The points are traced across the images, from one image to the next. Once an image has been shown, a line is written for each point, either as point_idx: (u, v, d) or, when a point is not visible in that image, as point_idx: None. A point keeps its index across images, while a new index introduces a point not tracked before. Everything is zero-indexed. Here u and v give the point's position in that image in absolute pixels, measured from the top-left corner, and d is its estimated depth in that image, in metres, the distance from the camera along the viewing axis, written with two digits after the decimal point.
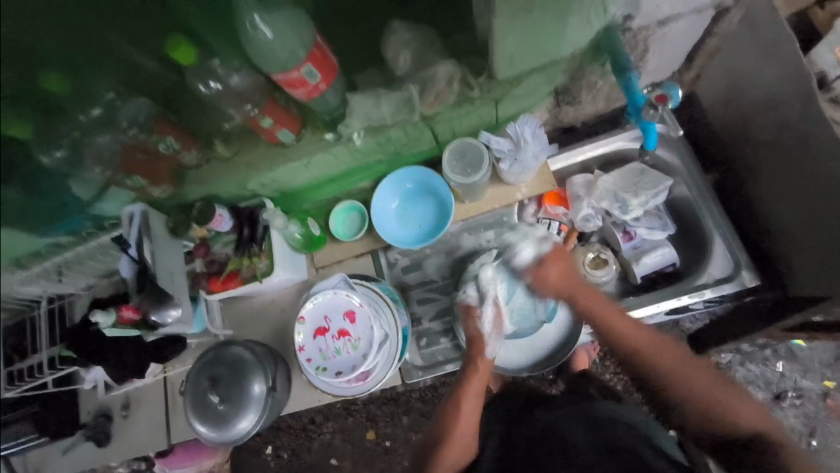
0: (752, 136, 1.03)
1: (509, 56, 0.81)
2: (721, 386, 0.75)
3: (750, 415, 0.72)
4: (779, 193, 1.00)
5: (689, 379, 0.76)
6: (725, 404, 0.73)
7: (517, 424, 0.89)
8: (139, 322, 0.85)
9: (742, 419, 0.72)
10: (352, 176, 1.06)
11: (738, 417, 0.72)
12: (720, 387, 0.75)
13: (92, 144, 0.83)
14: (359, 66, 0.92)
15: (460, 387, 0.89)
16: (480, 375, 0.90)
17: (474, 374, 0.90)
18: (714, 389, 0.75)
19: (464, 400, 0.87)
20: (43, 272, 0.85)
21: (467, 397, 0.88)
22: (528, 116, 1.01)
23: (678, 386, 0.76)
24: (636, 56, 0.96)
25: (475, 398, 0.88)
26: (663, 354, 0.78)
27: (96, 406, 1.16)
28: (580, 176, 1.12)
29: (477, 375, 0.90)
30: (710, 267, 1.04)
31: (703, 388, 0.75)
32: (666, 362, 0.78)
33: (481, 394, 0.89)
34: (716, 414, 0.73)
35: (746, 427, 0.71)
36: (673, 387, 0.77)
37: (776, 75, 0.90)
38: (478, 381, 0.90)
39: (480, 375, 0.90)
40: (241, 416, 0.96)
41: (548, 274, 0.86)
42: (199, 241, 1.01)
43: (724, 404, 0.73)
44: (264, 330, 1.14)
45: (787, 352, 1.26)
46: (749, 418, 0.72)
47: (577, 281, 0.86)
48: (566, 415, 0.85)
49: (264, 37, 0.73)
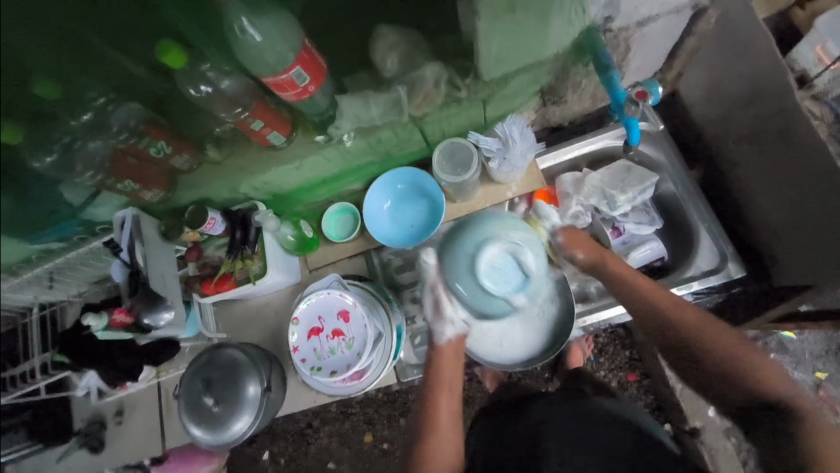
0: (733, 132, 1.06)
1: (494, 56, 0.82)
2: (749, 349, 0.74)
3: (778, 381, 0.71)
4: (760, 187, 1.03)
5: (716, 340, 0.77)
6: (747, 365, 0.73)
7: (504, 419, 0.88)
8: (131, 325, 0.84)
9: (764, 375, 0.72)
10: (343, 177, 1.07)
11: (759, 376, 0.72)
12: (751, 356, 0.74)
13: (83, 149, 0.82)
14: (347, 69, 0.93)
15: (433, 379, 0.90)
16: (449, 366, 0.91)
17: (444, 365, 0.91)
18: (741, 353, 0.74)
19: (440, 392, 0.88)
20: (35, 277, 0.87)
21: (441, 389, 0.88)
22: (516, 116, 1.03)
23: (706, 352, 0.76)
24: (618, 56, 0.99)
25: (449, 387, 0.89)
26: (691, 315, 0.80)
27: (90, 413, 1.15)
28: (569, 175, 1.14)
29: (449, 364, 0.91)
30: (696, 261, 1.07)
31: (730, 347, 0.75)
32: (693, 324, 0.79)
33: (455, 385, 0.90)
34: (740, 376, 0.73)
35: (772, 394, 0.70)
36: (699, 352, 0.77)
37: (754, 71, 0.92)
38: (449, 371, 0.91)
39: (451, 366, 0.91)
40: (234, 418, 0.97)
41: (575, 247, 0.93)
42: (191, 245, 1.02)
43: (752, 369, 0.73)
44: (259, 333, 1.15)
45: (778, 344, 1.28)
46: (773, 384, 0.71)
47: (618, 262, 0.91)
48: (558, 412, 0.85)
49: (252, 40, 0.74)
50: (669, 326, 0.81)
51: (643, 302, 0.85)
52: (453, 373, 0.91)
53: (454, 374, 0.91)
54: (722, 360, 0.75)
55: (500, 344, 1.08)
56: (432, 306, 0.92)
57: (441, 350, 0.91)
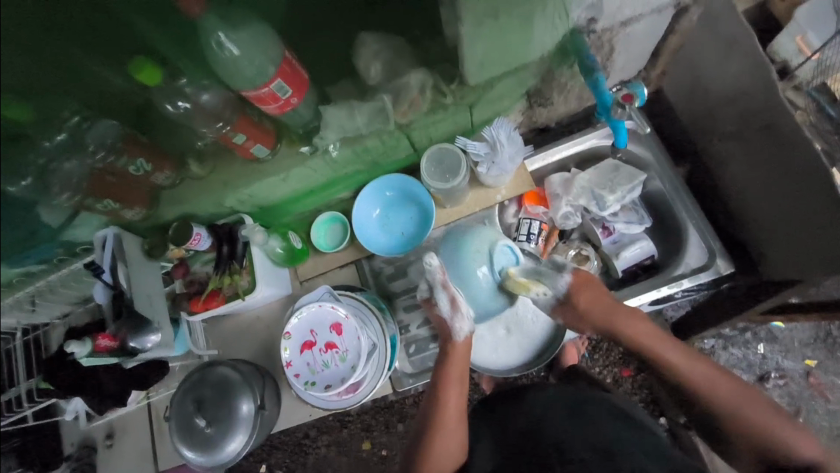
0: (717, 129, 1.06)
1: (479, 61, 0.81)
2: (772, 414, 0.74)
3: (808, 447, 0.71)
4: (744, 182, 1.04)
5: (745, 404, 0.75)
6: (780, 435, 0.72)
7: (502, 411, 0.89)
8: (117, 350, 0.81)
9: (799, 444, 0.71)
10: (330, 187, 1.06)
11: (791, 444, 0.72)
12: (773, 417, 0.74)
13: (59, 171, 0.77)
14: (330, 78, 0.91)
15: (441, 374, 0.88)
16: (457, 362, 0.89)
17: (457, 360, 0.89)
18: (775, 423, 0.73)
19: (447, 384, 0.87)
20: (16, 302, 0.84)
21: (450, 383, 0.86)
22: (503, 119, 1.02)
23: (738, 422, 0.75)
24: (602, 57, 0.99)
25: (458, 382, 0.87)
26: (722, 385, 0.77)
27: (79, 438, 1.12)
28: (557, 175, 1.13)
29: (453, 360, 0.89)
30: (686, 257, 1.07)
31: (756, 414, 0.74)
32: (724, 390, 0.77)
33: (462, 376, 0.88)
34: (770, 443, 0.73)
35: (803, 458, 0.71)
36: (730, 420, 0.76)
37: (737, 68, 0.93)
38: (459, 366, 0.89)
39: (459, 358, 0.89)
40: (228, 438, 0.95)
41: (584, 300, 0.88)
42: (178, 261, 0.99)
43: (777, 433, 0.73)
44: (250, 347, 1.13)
45: (768, 334, 1.30)
46: (807, 452, 0.71)
47: (630, 317, 0.85)
48: (554, 406, 0.85)
49: (230, 55, 0.72)
50: (686, 387, 0.79)
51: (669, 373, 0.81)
52: (460, 367, 0.89)
53: (464, 367, 0.89)
54: (749, 428, 0.74)
55: (495, 349, 1.08)
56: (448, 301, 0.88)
57: (456, 346, 0.89)
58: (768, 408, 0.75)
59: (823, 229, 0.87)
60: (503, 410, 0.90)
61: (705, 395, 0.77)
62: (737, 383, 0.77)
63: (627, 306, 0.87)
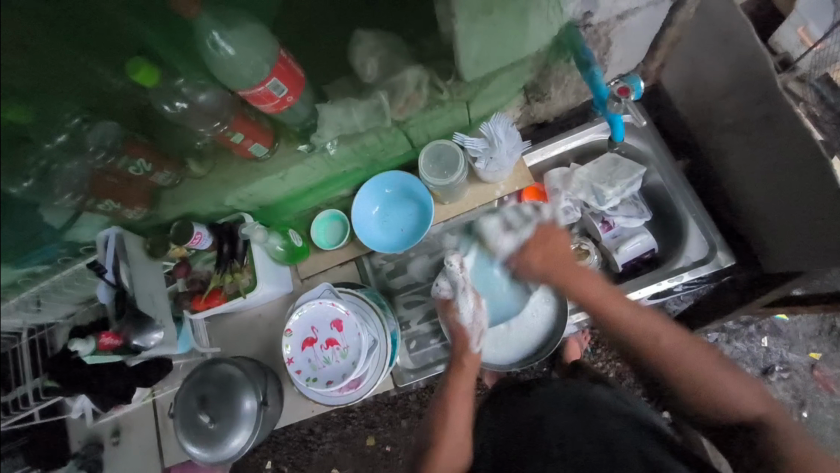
0: (717, 121, 1.05)
1: (475, 56, 0.81)
2: (715, 365, 0.76)
3: (748, 399, 0.74)
4: (745, 174, 1.03)
5: (690, 356, 0.76)
6: (719, 383, 0.75)
7: (503, 410, 0.89)
8: (120, 348, 0.83)
9: (735, 394, 0.74)
10: (329, 185, 1.06)
11: (732, 398, 0.74)
12: (719, 368, 0.75)
13: (61, 172, 0.80)
14: (327, 77, 0.92)
15: (448, 391, 0.87)
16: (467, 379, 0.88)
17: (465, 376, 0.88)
18: (711, 367, 0.76)
19: (454, 402, 0.85)
20: (22, 302, 0.84)
21: (459, 399, 0.86)
22: (500, 114, 1.01)
23: (684, 378, 0.76)
24: (599, 50, 0.98)
25: (467, 398, 0.86)
26: (665, 337, 0.78)
27: (86, 435, 1.14)
28: (556, 170, 1.13)
29: (464, 375, 0.88)
30: (686, 250, 1.07)
31: (706, 368, 0.76)
32: (667, 339, 0.78)
33: (470, 395, 0.87)
34: (710, 395, 0.75)
35: (742, 412, 0.73)
36: (678, 373, 0.76)
37: (736, 60, 0.92)
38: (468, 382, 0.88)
39: (467, 375, 0.88)
40: (232, 434, 0.96)
41: (532, 263, 0.86)
42: (180, 261, 1.00)
43: (721, 383, 0.74)
44: (253, 345, 1.14)
45: (772, 327, 1.29)
46: (751, 403, 0.73)
47: (588, 283, 0.83)
48: (555, 406, 0.85)
49: (226, 55, 0.73)
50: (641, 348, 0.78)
51: (610, 317, 0.81)
52: (468, 384, 0.88)
53: (470, 385, 0.88)
54: (691, 379, 0.76)
55: (495, 345, 1.09)
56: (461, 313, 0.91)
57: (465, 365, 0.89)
58: (707, 355, 0.77)
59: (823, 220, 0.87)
60: (506, 407, 0.89)
61: (656, 352, 0.78)
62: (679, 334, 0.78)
63: (578, 265, 0.85)
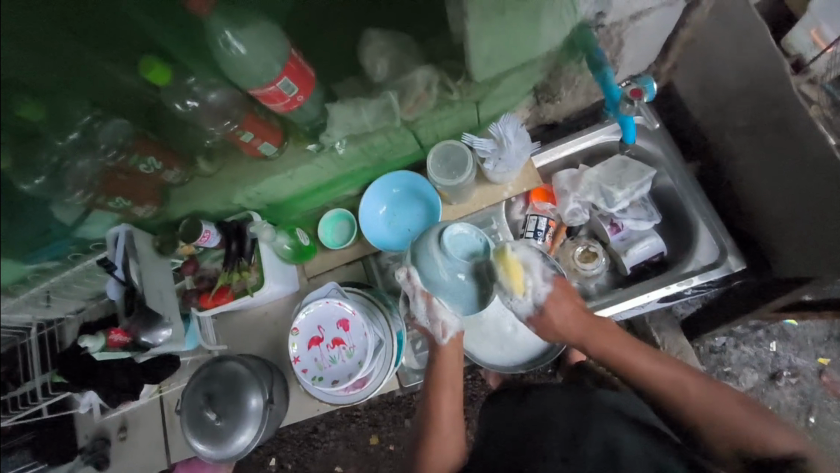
0: (730, 123, 1.04)
1: (485, 56, 0.81)
2: (744, 409, 0.74)
3: (783, 438, 0.72)
4: (756, 177, 1.02)
5: (718, 400, 0.76)
6: (750, 428, 0.73)
7: (506, 409, 0.89)
8: (128, 344, 0.84)
9: (772, 434, 0.72)
10: (337, 184, 1.06)
11: (771, 440, 0.72)
12: (748, 412, 0.74)
13: (72, 169, 0.80)
14: (337, 76, 0.92)
15: (431, 378, 0.88)
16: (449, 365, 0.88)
17: (448, 362, 0.88)
18: (741, 412, 0.74)
19: (439, 390, 0.87)
20: (32, 298, 0.86)
21: (442, 387, 0.87)
22: (510, 115, 1.01)
23: (720, 425, 0.75)
24: (611, 51, 0.97)
25: (450, 385, 0.87)
26: (694, 384, 0.78)
27: (94, 430, 1.15)
28: (565, 171, 1.12)
29: (445, 362, 0.88)
30: (696, 254, 1.06)
31: (735, 412, 0.74)
32: (693, 386, 0.77)
33: (453, 381, 0.88)
34: (749, 438, 0.73)
35: (781, 450, 0.71)
36: (711, 417, 0.75)
37: (750, 61, 0.91)
38: (453, 369, 0.88)
39: (450, 359, 0.88)
40: (238, 431, 0.96)
41: (558, 314, 0.83)
42: (188, 258, 1.02)
43: (751, 427, 0.73)
44: (259, 343, 1.14)
45: (780, 332, 1.28)
46: (785, 445, 0.71)
47: (603, 333, 0.83)
48: (556, 403, 0.84)
49: (236, 53, 0.73)
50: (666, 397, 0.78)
51: (640, 370, 0.80)
52: (451, 369, 0.88)
53: (454, 370, 0.88)
54: (727, 423, 0.74)
55: (501, 346, 1.08)
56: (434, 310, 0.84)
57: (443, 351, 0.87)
58: (735, 399, 0.76)
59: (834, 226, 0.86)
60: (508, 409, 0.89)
61: (683, 398, 0.77)
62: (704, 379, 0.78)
63: (593, 317, 0.85)
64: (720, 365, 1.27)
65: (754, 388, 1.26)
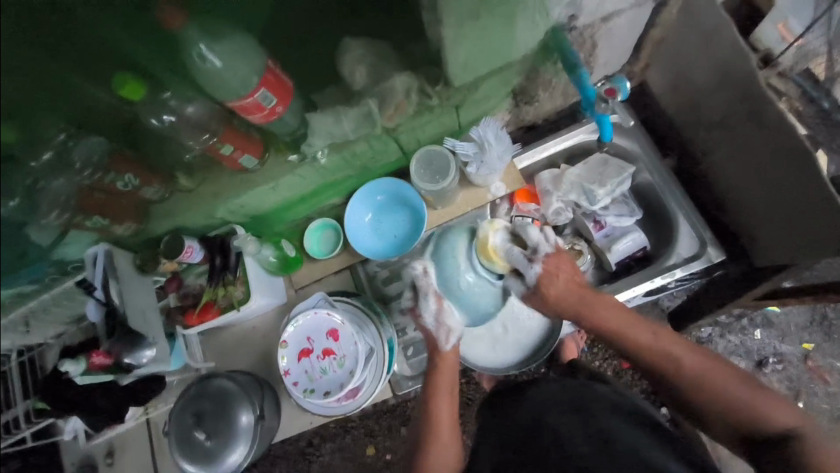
0: (702, 119, 1.07)
1: (462, 61, 0.81)
2: (741, 385, 0.73)
3: (781, 413, 0.70)
4: (731, 170, 1.05)
5: (714, 377, 0.74)
6: (745, 402, 0.72)
7: (504, 407, 0.88)
8: (111, 366, 0.82)
9: (762, 405, 0.71)
10: (322, 193, 1.05)
11: (765, 414, 0.70)
12: (745, 388, 0.72)
13: (47, 189, 0.78)
14: (315, 86, 0.91)
15: (430, 387, 0.89)
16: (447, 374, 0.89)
17: (445, 370, 0.90)
18: (739, 388, 0.73)
19: (437, 398, 0.87)
20: (10, 324, 0.83)
21: (439, 394, 0.88)
22: (490, 119, 1.03)
23: (711, 395, 0.74)
24: (585, 53, 0.99)
25: (448, 391, 0.88)
26: (686, 355, 0.77)
27: (80, 457, 1.11)
28: (547, 172, 1.14)
29: (442, 372, 0.90)
30: (677, 247, 1.08)
31: (731, 388, 0.73)
32: (690, 362, 0.76)
33: (452, 389, 0.89)
34: (740, 410, 0.72)
35: (773, 423, 0.69)
36: (703, 392, 0.74)
37: (718, 59, 0.94)
38: (448, 376, 0.90)
39: (447, 371, 0.90)
40: (230, 449, 0.94)
41: (557, 284, 0.84)
42: (171, 275, 0.99)
43: (744, 401, 0.72)
44: (248, 358, 1.12)
45: (764, 320, 1.31)
46: (782, 422, 0.69)
47: (601, 306, 0.84)
48: (550, 401, 0.84)
49: (212, 66, 0.72)
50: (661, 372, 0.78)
51: (628, 337, 0.81)
52: (448, 379, 0.90)
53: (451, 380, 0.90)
54: (716, 393, 0.73)
55: (493, 348, 1.09)
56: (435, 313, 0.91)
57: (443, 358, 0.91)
58: (732, 375, 0.74)
59: (807, 214, 0.89)
60: (505, 407, 0.88)
61: (679, 374, 0.76)
62: (704, 356, 0.76)
63: (593, 289, 0.86)
64: None
65: None
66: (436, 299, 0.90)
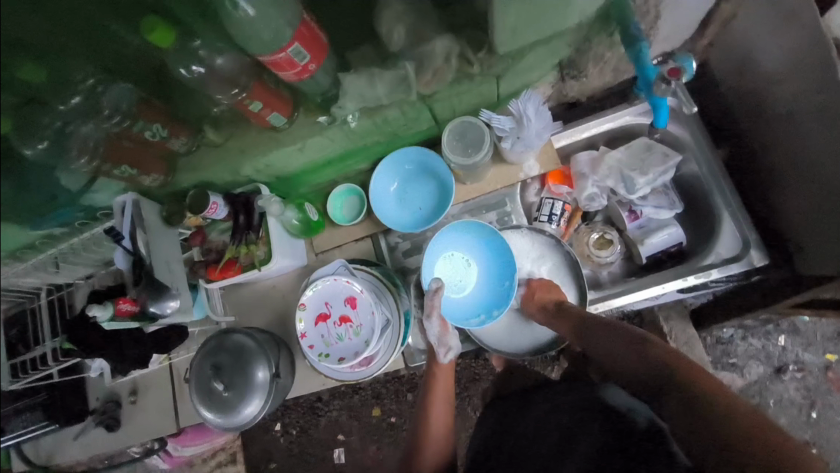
0: (767, 108, 0.98)
1: (510, 27, 0.75)
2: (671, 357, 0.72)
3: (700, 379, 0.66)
4: (791, 168, 0.96)
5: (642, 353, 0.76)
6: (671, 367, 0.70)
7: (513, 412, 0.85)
8: (137, 314, 0.82)
9: (654, 353, 0.72)
10: (348, 159, 1.02)
11: (655, 359, 0.71)
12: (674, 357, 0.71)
13: (76, 134, 0.77)
14: (351, 44, 0.87)
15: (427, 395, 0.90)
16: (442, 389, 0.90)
17: (444, 380, 0.91)
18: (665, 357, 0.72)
19: (435, 405, 0.88)
20: (40, 264, 0.86)
21: (436, 400, 0.88)
22: (532, 91, 0.96)
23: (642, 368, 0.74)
24: (646, 25, 0.90)
25: (444, 399, 0.89)
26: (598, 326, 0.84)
27: (105, 393, 1.18)
28: (585, 153, 1.07)
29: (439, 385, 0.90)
30: (717, 247, 1.01)
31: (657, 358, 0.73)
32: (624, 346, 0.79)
33: (448, 397, 0.89)
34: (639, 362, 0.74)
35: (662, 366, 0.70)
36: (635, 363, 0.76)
37: (795, 43, 0.84)
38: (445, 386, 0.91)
39: (446, 381, 0.92)
40: (246, 402, 0.97)
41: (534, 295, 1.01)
42: (195, 229, 1.00)
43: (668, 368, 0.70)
44: (265, 316, 1.14)
45: (790, 326, 1.25)
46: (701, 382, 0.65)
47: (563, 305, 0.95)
48: (560, 403, 0.80)
49: (245, 15, 0.68)
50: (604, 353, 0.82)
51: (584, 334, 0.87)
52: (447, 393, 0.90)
53: (448, 390, 0.91)
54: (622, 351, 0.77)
55: (508, 331, 1.08)
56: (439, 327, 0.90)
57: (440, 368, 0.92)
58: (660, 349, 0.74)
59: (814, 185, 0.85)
60: (510, 414, 0.85)
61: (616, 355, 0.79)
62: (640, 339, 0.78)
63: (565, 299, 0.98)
64: (726, 356, 1.25)
65: (759, 380, 1.25)
66: (440, 323, 0.91)
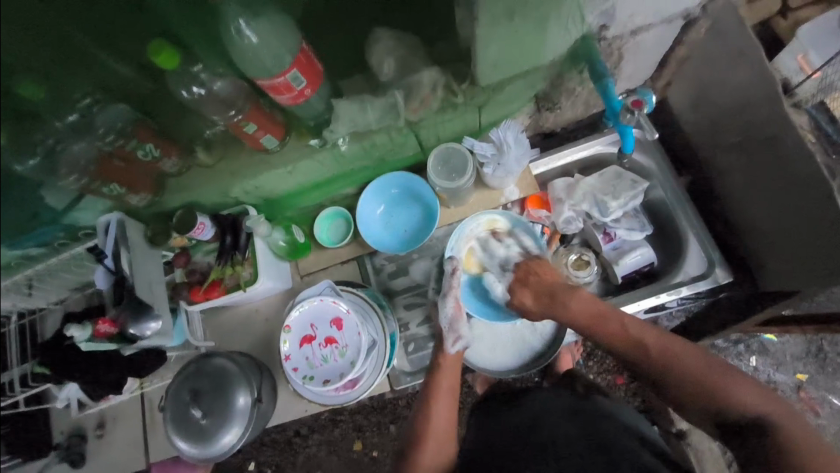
0: (721, 139, 1.08)
1: (492, 62, 0.83)
2: (714, 368, 0.71)
3: (749, 397, 0.68)
4: (748, 193, 1.05)
5: (679, 362, 0.73)
6: (722, 384, 0.70)
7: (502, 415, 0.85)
8: (115, 336, 0.80)
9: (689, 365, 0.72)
10: (336, 182, 1.06)
11: (732, 395, 0.69)
12: (717, 370, 0.71)
13: (68, 152, 0.78)
14: (343, 73, 0.92)
15: (432, 390, 0.84)
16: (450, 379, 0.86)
17: (448, 371, 0.87)
18: (705, 368, 0.71)
19: (438, 399, 0.83)
20: (13, 286, 0.82)
21: (440, 397, 0.83)
22: (511, 121, 1.03)
23: (688, 383, 0.72)
24: (611, 64, 1.00)
25: (449, 394, 0.84)
26: (656, 344, 0.76)
27: (69, 427, 1.10)
28: (561, 179, 1.14)
29: (445, 377, 0.86)
30: (684, 266, 1.08)
31: (698, 367, 0.72)
32: (656, 346, 0.76)
33: (453, 390, 0.85)
34: (714, 400, 0.70)
35: (742, 409, 0.68)
36: (677, 376, 0.73)
37: (742, 81, 0.95)
38: (450, 379, 0.86)
39: (449, 375, 0.87)
40: (225, 429, 0.94)
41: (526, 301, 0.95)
42: (179, 251, 0.99)
43: (716, 390, 0.69)
44: (247, 340, 1.12)
45: (760, 347, 1.31)
46: (747, 400, 0.68)
47: (566, 303, 0.87)
48: (552, 409, 0.82)
49: (248, 42, 0.72)
50: (627, 356, 0.78)
51: (598, 330, 0.82)
52: (452, 385, 0.86)
53: (453, 383, 0.86)
54: (694, 382, 0.72)
55: (492, 349, 1.08)
56: (453, 307, 0.92)
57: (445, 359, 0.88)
58: (709, 363, 0.72)
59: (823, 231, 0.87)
60: (498, 414, 0.86)
61: (654, 363, 0.75)
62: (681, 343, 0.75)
63: (559, 289, 0.90)
64: None
65: None
66: (454, 306, 0.93)
